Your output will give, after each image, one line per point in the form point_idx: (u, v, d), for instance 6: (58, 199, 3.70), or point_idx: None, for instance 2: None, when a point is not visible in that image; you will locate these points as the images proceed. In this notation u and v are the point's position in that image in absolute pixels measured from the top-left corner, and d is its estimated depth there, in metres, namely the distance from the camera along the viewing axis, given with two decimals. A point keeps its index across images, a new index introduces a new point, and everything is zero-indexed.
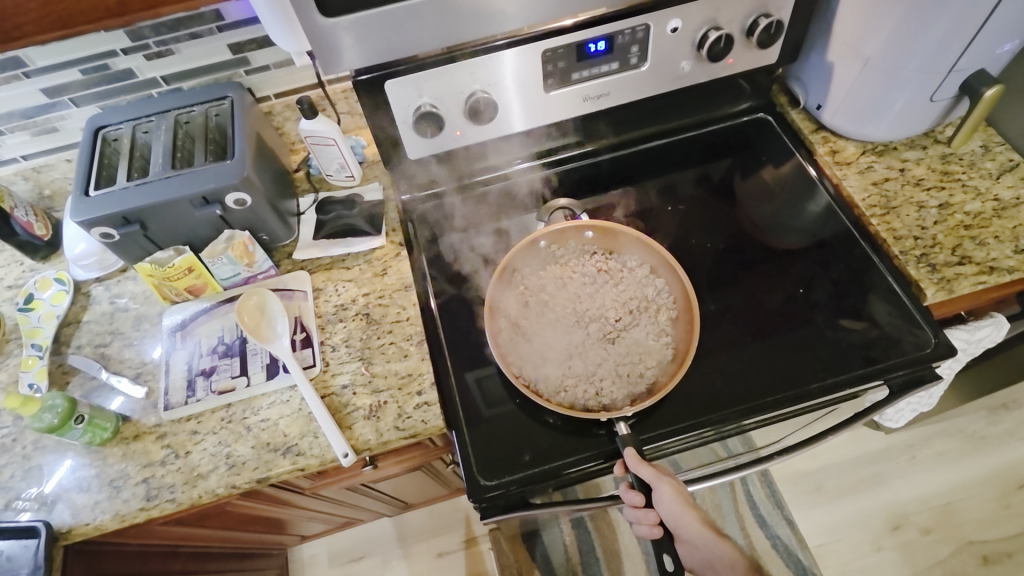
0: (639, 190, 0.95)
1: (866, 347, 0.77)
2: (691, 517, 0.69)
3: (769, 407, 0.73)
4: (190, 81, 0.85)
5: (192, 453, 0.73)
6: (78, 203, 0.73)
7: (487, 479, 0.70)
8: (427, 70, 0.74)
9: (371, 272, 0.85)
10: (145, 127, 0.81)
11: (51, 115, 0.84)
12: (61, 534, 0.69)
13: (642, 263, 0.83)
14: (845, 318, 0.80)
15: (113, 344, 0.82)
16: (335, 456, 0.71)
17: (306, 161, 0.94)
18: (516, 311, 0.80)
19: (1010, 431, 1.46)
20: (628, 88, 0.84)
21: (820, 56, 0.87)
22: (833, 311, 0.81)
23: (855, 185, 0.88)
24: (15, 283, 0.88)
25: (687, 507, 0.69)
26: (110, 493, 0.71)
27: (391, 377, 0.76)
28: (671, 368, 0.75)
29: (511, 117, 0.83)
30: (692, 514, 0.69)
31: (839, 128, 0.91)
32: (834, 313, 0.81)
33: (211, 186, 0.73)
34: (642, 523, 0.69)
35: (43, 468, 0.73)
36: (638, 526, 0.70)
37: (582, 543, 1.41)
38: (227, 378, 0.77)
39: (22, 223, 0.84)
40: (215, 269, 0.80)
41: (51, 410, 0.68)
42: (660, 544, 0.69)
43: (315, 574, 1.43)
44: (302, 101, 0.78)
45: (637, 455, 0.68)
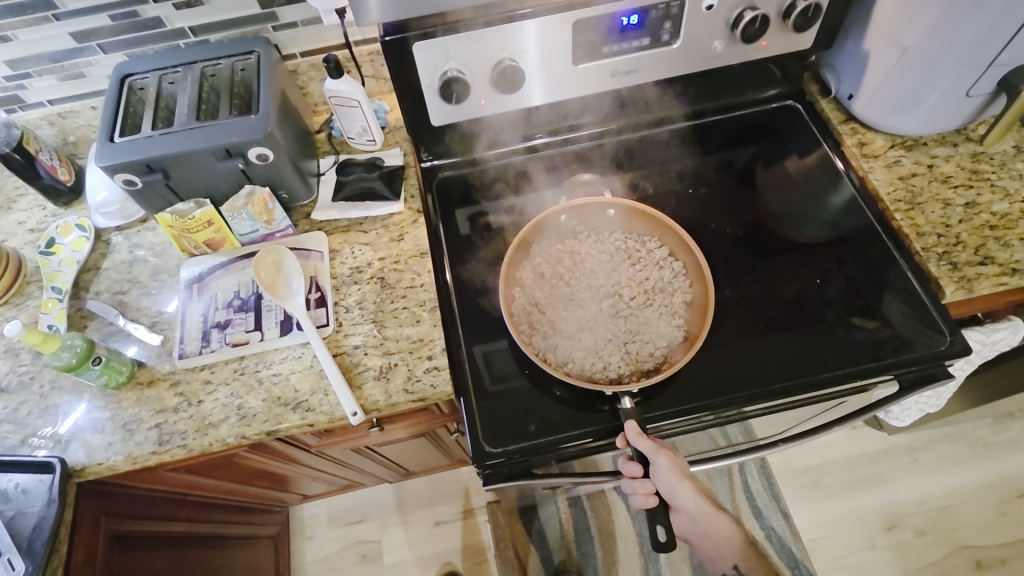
0: (661, 172, 0.94)
1: (876, 346, 0.77)
2: (686, 487, 0.70)
3: (776, 395, 0.73)
4: (218, 34, 0.85)
5: (204, 403, 0.74)
6: (103, 148, 0.73)
7: (491, 446, 0.71)
8: (456, 35, 0.73)
9: (388, 237, 0.85)
10: (170, 78, 0.81)
11: (79, 60, 0.84)
12: (75, 471, 0.71)
13: (662, 245, 0.83)
14: (857, 317, 0.79)
15: (132, 293, 0.83)
16: (344, 413, 0.72)
17: (328, 123, 0.94)
18: (531, 283, 0.80)
19: (1015, 441, 1.45)
20: (658, 66, 0.82)
21: (856, 44, 0.85)
22: (844, 310, 0.80)
23: (880, 179, 0.87)
24: (37, 226, 0.89)
25: (682, 478, 0.69)
26: (123, 436, 0.72)
27: (403, 341, 0.77)
28: (681, 351, 0.74)
29: (537, 89, 0.82)
30: (687, 485, 0.70)
31: (869, 119, 0.90)
32: (846, 311, 0.80)
33: (234, 139, 0.73)
34: (637, 493, 0.71)
35: (60, 408, 0.75)
36: (633, 497, 0.72)
37: (577, 522, 1.43)
38: (242, 331, 0.78)
39: (46, 167, 0.85)
40: (235, 224, 0.80)
41: (70, 349, 0.69)
42: (655, 515, 0.71)
43: (314, 534, 1.46)
44: (329, 59, 0.78)
45: (637, 428, 0.68)
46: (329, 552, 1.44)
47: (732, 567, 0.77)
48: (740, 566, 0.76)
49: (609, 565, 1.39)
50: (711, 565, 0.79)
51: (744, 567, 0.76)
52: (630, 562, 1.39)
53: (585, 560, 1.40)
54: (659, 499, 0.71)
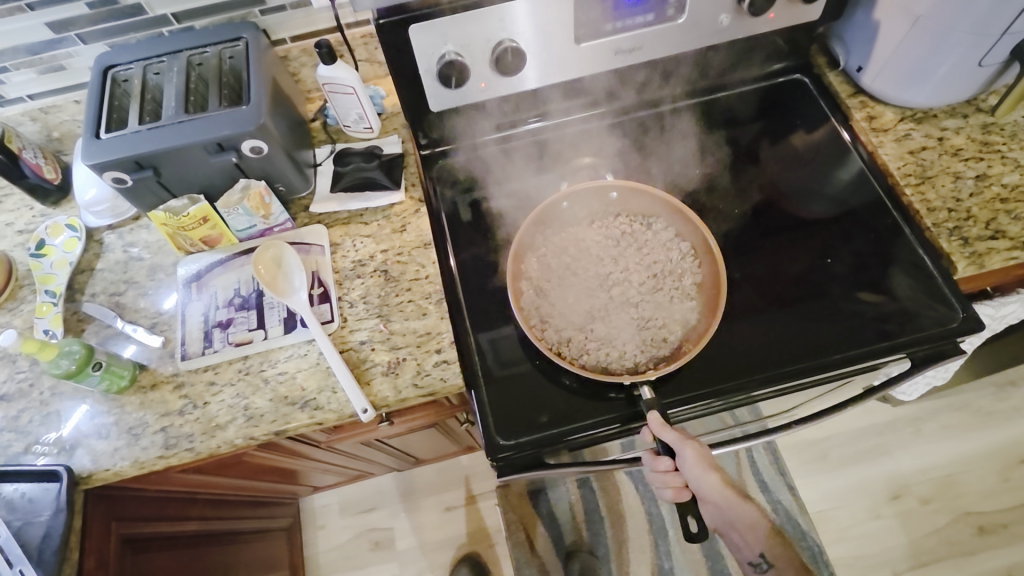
0: (666, 152, 0.92)
1: (882, 321, 0.76)
2: (713, 480, 0.66)
3: (792, 377, 0.73)
4: (203, 20, 0.81)
5: (210, 404, 0.72)
6: (89, 146, 0.70)
7: (504, 439, 0.70)
8: (453, 16, 0.70)
9: (390, 228, 0.83)
10: (156, 68, 0.77)
11: (58, 52, 0.79)
12: (82, 478, 0.70)
13: (668, 227, 0.79)
14: (862, 291, 0.78)
15: (128, 294, 0.81)
16: (353, 411, 0.71)
17: (323, 111, 0.91)
18: (537, 274, 0.76)
19: (1016, 408, 1.47)
20: (662, 42, 0.80)
21: (865, 14, 0.82)
22: (850, 284, 0.79)
23: (890, 153, 0.85)
24: (26, 227, 0.86)
25: (709, 470, 0.66)
26: (129, 441, 0.71)
27: (409, 335, 0.75)
28: (696, 335, 0.71)
29: (538, 70, 0.79)
30: (715, 478, 0.66)
31: (879, 92, 0.87)
32: (852, 285, 0.79)
33: (227, 132, 0.70)
34: (669, 487, 0.69)
35: (62, 414, 0.73)
36: (664, 491, 0.69)
37: (586, 502, 1.45)
38: (245, 331, 0.76)
39: (31, 165, 0.82)
40: (231, 220, 0.78)
41: (68, 356, 0.67)
42: (687, 508, 0.68)
43: (325, 523, 1.47)
44: (320, 44, 0.75)
45: (661, 419, 0.66)
46: (341, 541, 1.45)
47: (757, 556, 0.75)
48: (767, 554, 0.74)
49: (618, 543, 1.41)
50: (735, 554, 0.77)
51: (771, 555, 0.74)
52: (640, 540, 1.41)
53: (595, 540, 1.41)
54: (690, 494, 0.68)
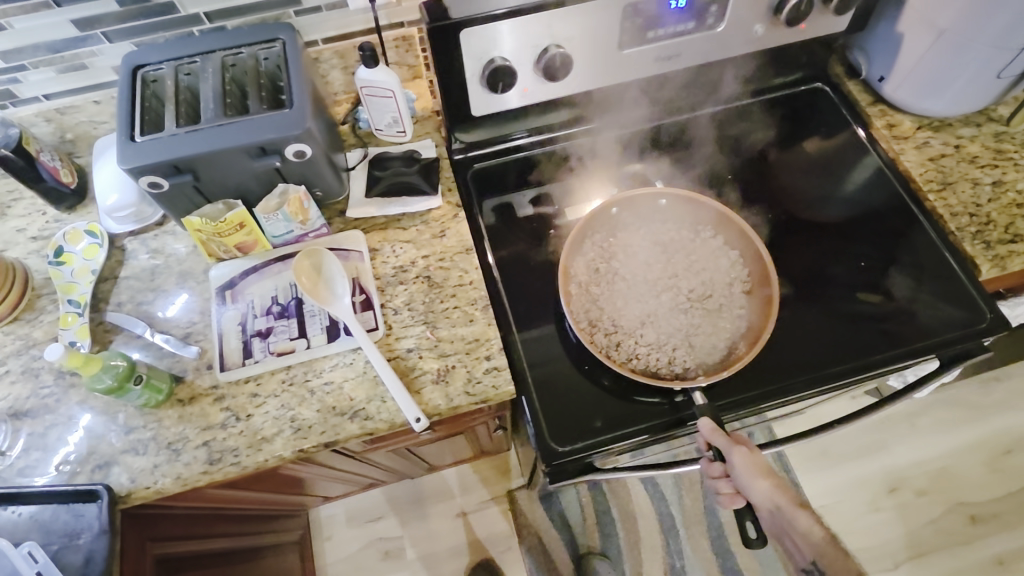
0: (696, 158, 0.93)
1: (881, 320, 0.80)
2: (762, 486, 0.64)
3: (835, 378, 0.75)
4: (236, 20, 0.78)
5: (254, 416, 0.70)
6: (124, 148, 0.67)
7: (561, 445, 0.70)
8: (504, 21, 0.70)
9: (430, 233, 0.81)
10: (187, 69, 0.75)
11: (80, 51, 0.75)
12: (121, 497, 0.66)
13: (717, 234, 0.80)
14: (861, 292, 0.83)
15: (157, 303, 0.77)
16: (406, 420, 0.70)
17: (353, 114, 0.89)
18: (585, 278, 0.77)
19: (1002, 401, 1.54)
20: (700, 50, 0.81)
21: (889, 27, 0.86)
22: (848, 287, 0.83)
23: (912, 160, 0.89)
24: (39, 234, 0.82)
25: (758, 477, 0.64)
26: (169, 457, 0.68)
27: (457, 342, 0.74)
28: (746, 341, 0.73)
29: (580, 76, 0.79)
30: (764, 484, 0.64)
31: (899, 101, 0.91)
32: (850, 288, 0.83)
33: (271, 135, 0.68)
34: (721, 493, 0.69)
35: (93, 430, 0.70)
36: (717, 495, 0.70)
37: (598, 504, 1.45)
38: (286, 340, 0.74)
39: (49, 168, 0.78)
40: (268, 226, 0.76)
41: (111, 371, 0.64)
42: (743, 513, 0.68)
43: (333, 534, 1.44)
44: (364, 46, 0.74)
45: (711, 424, 0.67)
46: (350, 551, 1.42)
47: (808, 563, 0.64)
48: None
49: (631, 544, 1.42)
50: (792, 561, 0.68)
51: (824, 564, 0.63)
52: (652, 540, 1.42)
53: (608, 541, 1.42)
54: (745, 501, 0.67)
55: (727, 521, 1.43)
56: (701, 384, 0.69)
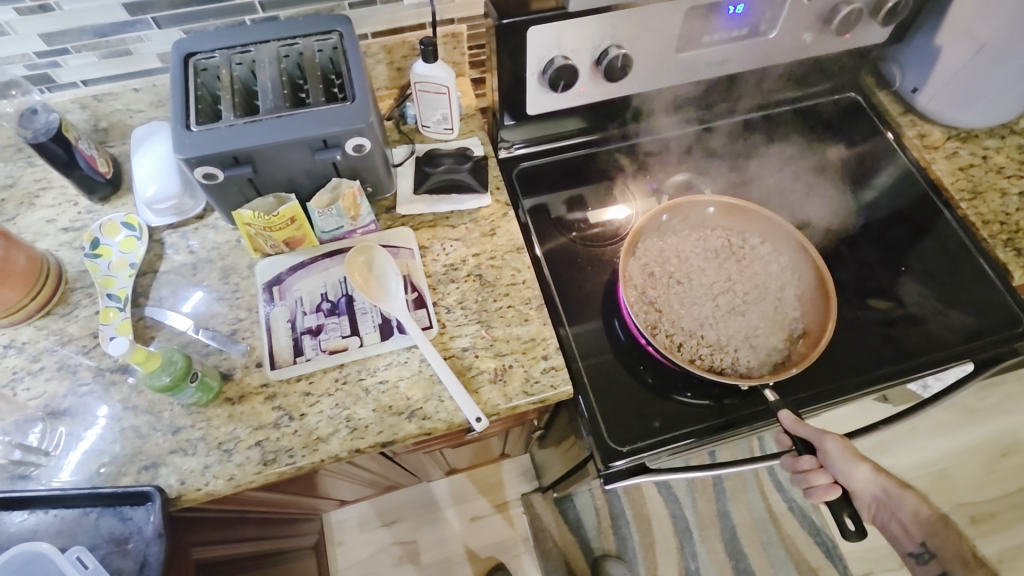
0: (735, 162, 0.94)
1: (887, 325, 0.82)
2: (862, 470, 0.67)
3: (884, 380, 0.77)
4: (289, 10, 0.76)
5: (308, 416, 0.68)
6: (181, 138, 0.65)
7: (619, 445, 0.70)
8: (570, 19, 0.70)
9: (480, 231, 0.81)
10: (240, 59, 0.73)
11: (128, 36, 0.72)
12: (171, 499, 0.64)
13: (764, 241, 0.81)
14: (871, 297, 0.85)
15: (200, 299, 0.75)
16: (464, 419, 0.69)
17: (398, 110, 0.88)
18: (642, 281, 0.77)
19: (996, 405, 1.59)
20: (750, 56, 0.82)
21: (926, 39, 0.88)
22: (857, 292, 0.85)
23: (944, 169, 0.91)
24: (70, 225, 0.78)
25: (857, 462, 0.67)
26: (221, 457, 0.66)
27: (514, 341, 0.73)
28: (805, 344, 0.73)
29: (634, 78, 0.79)
30: (865, 468, 0.67)
31: (930, 112, 0.93)
32: (860, 294, 0.85)
33: (335, 129, 0.67)
34: (816, 486, 0.69)
35: (137, 430, 0.67)
36: (813, 491, 0.70)
37: (612, 507, 1.45)
38: (338, 337, 0.72)
39: (86, 156, 0.75)
40: (319, 221, 0.74)
41: (168, 368, 0.62)
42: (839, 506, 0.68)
43: (344, 539, 1.41)
44: (426, 41, 0.73)
45: (794, 416, 0.68)
46: (361, 557, 1.39)
47: (917, 546, 0.66)
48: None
49: (646, 547, 1.42)
50: (894, 547, 0.69)
51: (935, 542, 0.65)
52: (666, 543, 1.42)
53: (623, 544, 1.42)
54: (842, 489, 0.68)
55: (740, 522, 1.45)
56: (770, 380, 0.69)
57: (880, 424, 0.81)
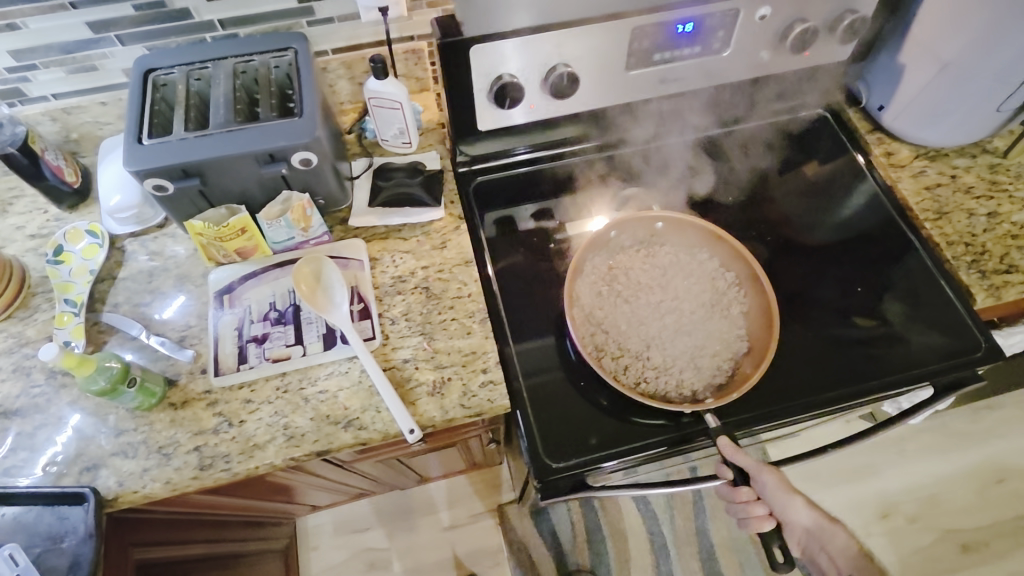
0: (697, 178, 0.94)
1: (870, 344, 0.81)
2: (798, 504, 0.67)
3: (832, 403, 0.75)
4: (249, 28, 0.78)
5: (247, 423, 0.70)
6: (131, 151, 0.67)
7: (555, 462, 0.70)
8: (514, 38, 0.71)
9: (430, 244, 0.82)
10: (198, 74, 0.75)
11: (92, 52, 0.75)
12: (108, 501, 0.66)
13: (713, 257, 0.81)
14: (856, 317, 0.84)
15: (154, 305, 0.77)
16: (399, 431, 0.69)
17: (359, 123, 0.89)
18: (589, 300, 0.77)
19: (991, 430, 1.54)
20: (705, 74, 0.82)
21: (890, 57, 0.87)
22: (843, 310, 0.84)
23: (908, 189, 0.90)
24: (38, 232, 0.82)
25: (794, 495, 0.66)
26: (159, 461, 0.67)
27: (455, 354, 0.74)
28: (749, 363, 0.73)
29: (585, 95, 0.80)
30: (800, 502, 0.67)
31: (897, 130, 0.92)
32: (847, 311, 0.84)
33: (281, 143, 0.68)
34: (751, 517, 0.69)
35: (82, 431, 0.69)
36: (748, 522, 0.70)
37: (588, 522, 1.44)
38: (282, 346, 0.74)
39: (52, 167, 0.78)
40: (269, 232, 0.76)
41: (105, 373, 0.64)
42: (770, 537, 0.69)
43: (319, 544, 1.42)
44: (375, 58, 0.75)
45: (732, 444, 0.68)
46: (335, 562, 1.41)
47: None
48: None
49: (621, 564, 1.40)
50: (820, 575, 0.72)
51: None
52: (641, 560, 1.41)
53: (597, 560, 1.40)
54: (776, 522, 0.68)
55: (718, 542, 1.42)
56: (710, 405, 0.69)
57: (829, 448, 0.80)
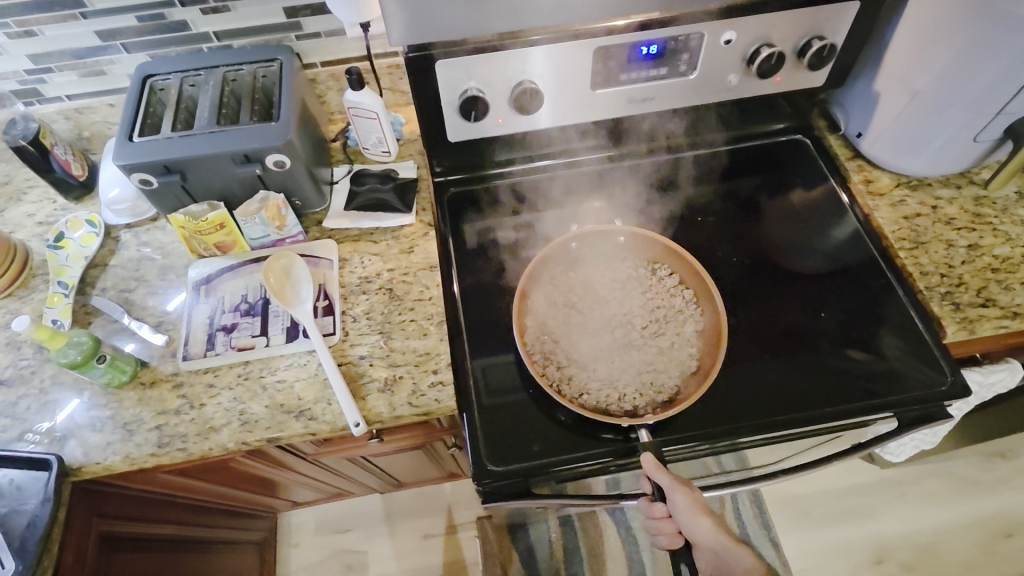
0: (670, 197, 0.94)
1: (868, 380, 0.77)
2: (705, 525, 0.68)
3: (781, 426, 0.73)
4: (242, 40, 0.85)
5: (207, 406, 0.74)
6: (121, 147, 0.73)
7: (494, 465, 0.70)
8: (478, 55, 0.74)
9: (398, 248, 0.85)
10: (192, 81, 0.81)
11: (101, 58, 0.83)
12: (71, 470, 0.70)
13: (673, 274, 0.82)
14: (851, 348, 0.80)
15: (138, 291, 0.83)
16: (346, 424, 0.72)
17: (344, 132, 0.94)
18: (543, 310, 0.79)
19: (1002, 479, 1.46)
20: (673, 95, 0.84)
21: (866, 85, 0.87)
22: (839, 340, 0.80)
23: (885, 218, 0.89)
24: (45, 219, 0.89)
25: (701, 517, 0.68)
26: (122, 436, 0.72)
27: (409, 354, 0.77)
28: (695, 382, 0.73)
29: (553, 111, 0.83)
30: (708, 522, 0.68)
31: (876, 158, 0.91)
32: (841, 342, 0.80)
33: (254, 145, 0.74)
34: (662, 534, 0.71)
35: (58, 403, 0.74)
36: (659, 537, 0.72)
37: (567, 541, 1.42)
38: (247, 336, 0.78)
39: (61, 161, 0.85)
40: (246, 228, 0.81)
41: (76, 346, 0.70)
42: (680, 555, 0.71)
43: (301, 541, 1.45)
44: (351, 71, 0.79)
45: (655, 460, 0.67)
46: (314, 561, 1.43)
47: None
48: None
49: None
50: None
51: None
52: None
53: None
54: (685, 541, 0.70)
55: None
56: (647, 421, 0.69)
57: (779, 474, 0.78)
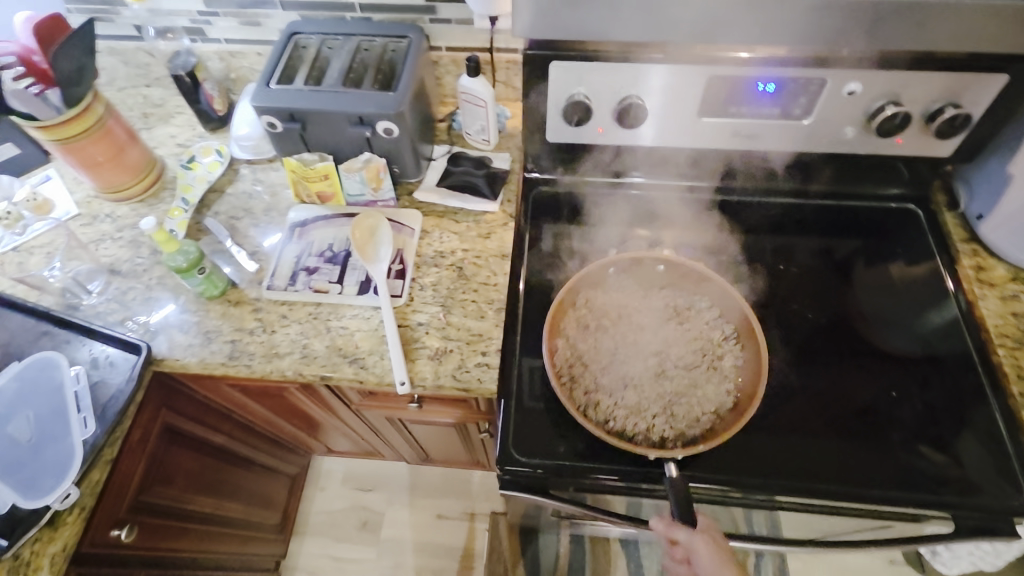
0: (756, 238, 0.91)
1: (938, 481, 0.70)
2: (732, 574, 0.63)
3: (822, 495, 0.69)
4: (381, 15, 0.93)
5: (276, 333, 0.81)
6: (259, 90, 0.82)
7: (519, 455, 0.71)
8: (593, 62, 0.76)
9: (477, 232, 0.89)
10: (330, 44, 0.90)
11: (261, 11, 0.94)
12: (155, 360, 0.79)
13: (713, 306, 0.81)
14: (924, 445, 0.73)
15: (243, 220, 0.92)
16: (392, 380, 0.76)
17: (451, 115, 1.00)
18: (574, 331, 0.79)
19: None
20: (780, 137, 0.82)
21: (999, 165, 0.81)
22: (911, 435, 0.73)
23: (991, 309, 0.82)
24: (185, 142, 1.01)
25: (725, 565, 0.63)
26: (202, 341, 0.80)
27: (463, 331, 0.80)
28: (731, 418, 0.72)
29: (654, 130, 0.83)
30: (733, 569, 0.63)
31: (995, 245, 0.85)
32: (914, 436, 0.73)
33: (370, 109, 0.80)
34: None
35: (158, 300, 0.84)
36: None
37: (574, 560, 1.41)
38: (325, 280, 0.84)
39: (205, 94, 0.96)
40: (346, 183, 0.87)
41: (184, 254, 0.79)
42: None
43: (327, 487, 1.53)
44: (472, 59, 0.84)
45: (666, 520, 0.65)
46: (334, 508, 1.51)
47: None
48: None
49: None
50: None
51: None
52: None
53: None
54: None
55: None
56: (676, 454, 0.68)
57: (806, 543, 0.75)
